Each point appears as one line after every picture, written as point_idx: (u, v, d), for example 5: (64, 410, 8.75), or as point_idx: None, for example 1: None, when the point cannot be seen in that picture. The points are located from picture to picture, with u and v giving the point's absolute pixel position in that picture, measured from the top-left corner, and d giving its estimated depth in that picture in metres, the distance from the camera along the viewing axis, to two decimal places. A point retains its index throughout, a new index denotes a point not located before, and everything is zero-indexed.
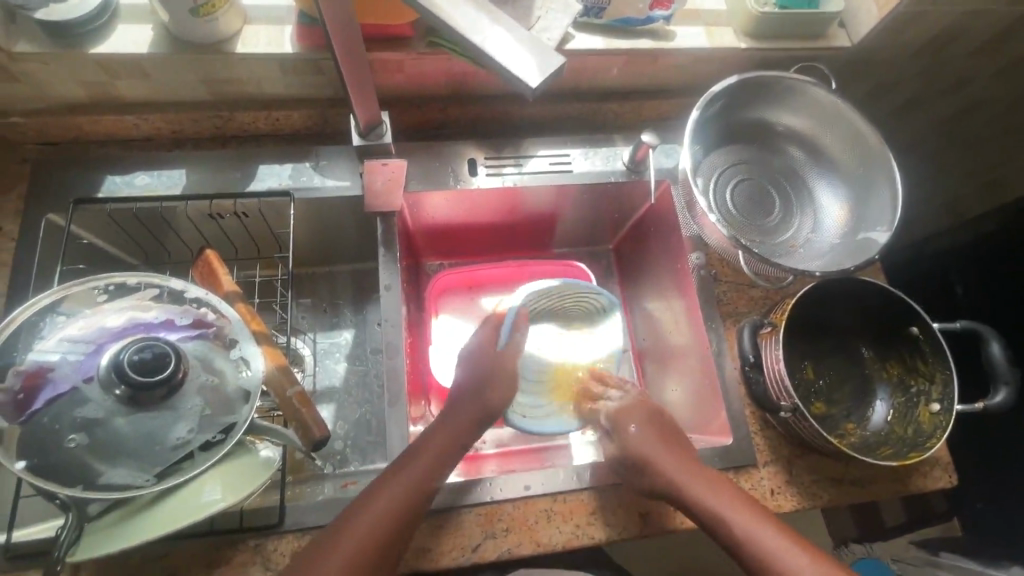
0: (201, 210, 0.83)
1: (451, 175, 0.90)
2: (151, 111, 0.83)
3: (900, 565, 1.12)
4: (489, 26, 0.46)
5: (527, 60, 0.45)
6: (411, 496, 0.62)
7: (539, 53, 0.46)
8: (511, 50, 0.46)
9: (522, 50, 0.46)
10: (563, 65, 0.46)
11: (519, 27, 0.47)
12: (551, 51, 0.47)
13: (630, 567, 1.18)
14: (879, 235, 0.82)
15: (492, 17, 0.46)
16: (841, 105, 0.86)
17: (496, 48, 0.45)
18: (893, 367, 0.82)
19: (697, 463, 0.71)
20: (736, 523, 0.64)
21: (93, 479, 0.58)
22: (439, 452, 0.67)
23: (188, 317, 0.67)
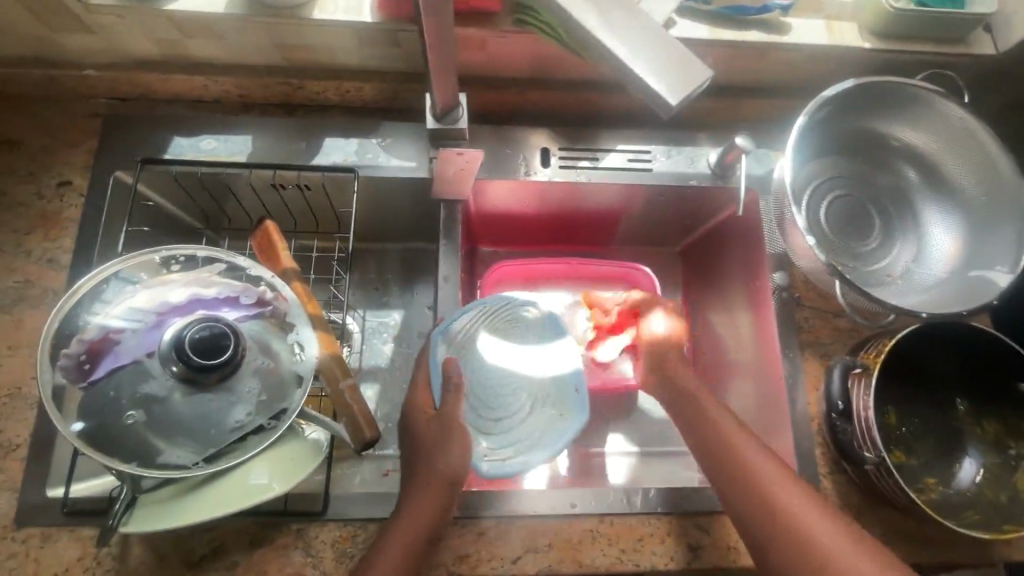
0: (264, 179, 0.81)
1: (522, 164, 0.84)
2: (222, 72, 0.80)
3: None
4: (633, 34, 0.47)
5: (670, 74, 0.45)
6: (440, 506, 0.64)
7: (684, 63, 0.46)
8: (653, 60, 0.46)
9: (660, 66, 0.46)
10: (709, 78, 0.45)
11: (664, 36, 0.47)
12: (694, 63, 0.46)
13: None
14: (998, 276, 0.73)
15: (637, 26, 0.47)
16: (977, 124, 0.75)
17: (638, 58, 0.46)
18: (989, 424, 0.75)
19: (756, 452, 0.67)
20: None
21: (148, 456, 0.57)
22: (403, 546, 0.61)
23: (248, 295, 0.65)
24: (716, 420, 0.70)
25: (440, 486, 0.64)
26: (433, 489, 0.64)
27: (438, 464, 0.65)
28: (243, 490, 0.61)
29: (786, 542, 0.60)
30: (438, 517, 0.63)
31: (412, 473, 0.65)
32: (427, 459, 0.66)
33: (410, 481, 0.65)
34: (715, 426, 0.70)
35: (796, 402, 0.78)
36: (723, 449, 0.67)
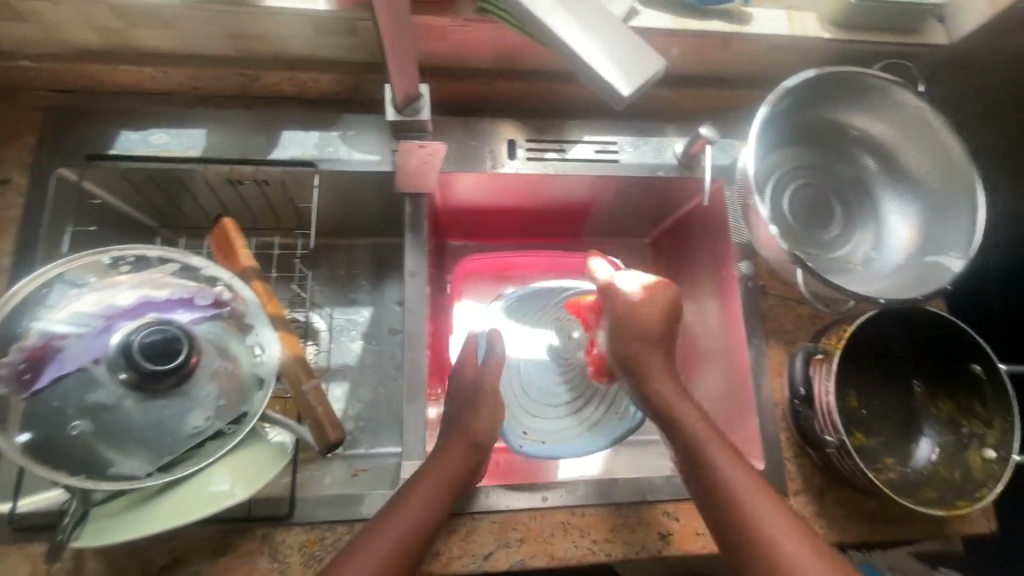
0: (220, 174, 0.77)
1: (488, 156, 0.83)
2: (171, 63, 0.77)
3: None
4: (587, 24, 0.47)
5: (622, 64, 0.45)
6: (468, 463, 0.66)
7: (639, 52, 0.46)
8: (608, 50, 0.45)
9: (614, 56, 0.45)
10: (662, 70, 0.45)
11: (619, 27, 0.47)
12: (648, 53, 0.46)
13: None
14: (951, 261, 0.75)
15: (593, 16, 0.47)
16: (931, 113, 0.77)
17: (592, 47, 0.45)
18: (944, 404, 0.77)
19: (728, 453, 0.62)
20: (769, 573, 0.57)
21: (98, 468, 0.54)
22: (422, 506, 0.60)
23: (204, 295, 0.62)
24: (698, 416, 0.65)
25: (468, 446, 0.67)
26: (461, 450, 0.66)
27: (472, 426, 0.68)
28: (202, 498, 0.59)
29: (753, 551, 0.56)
30: (460, 481, 0.64)
31: (447, 435, 0.68)
32: (460, 422, 0.68)
33: (443, 443, 0.67)
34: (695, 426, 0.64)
35: (762, 389, 0.79)
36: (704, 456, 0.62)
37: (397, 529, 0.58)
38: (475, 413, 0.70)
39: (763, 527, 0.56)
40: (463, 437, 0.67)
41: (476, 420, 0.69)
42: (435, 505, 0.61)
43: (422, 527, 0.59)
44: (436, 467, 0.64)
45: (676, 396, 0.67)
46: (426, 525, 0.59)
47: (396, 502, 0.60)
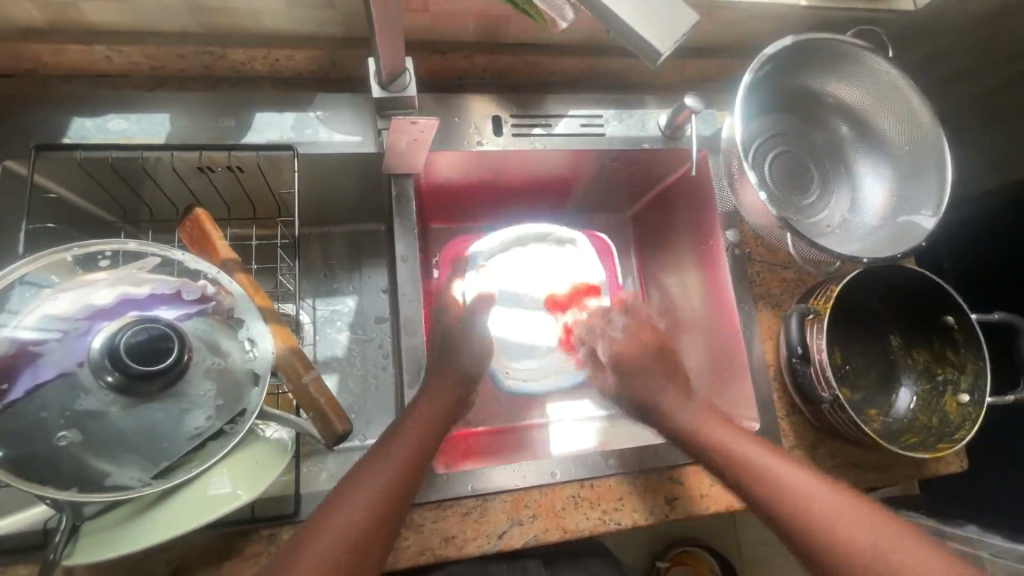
0: (189, 162, 0.72)
1: (474, 134, 0.81)
2: (127, 42, 0.70)
3: None
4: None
5: (653, 18, 0.42)
6: (451, 402, 0.70)
7: (666, 5, 0.42)
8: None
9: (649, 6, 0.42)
10: (695, 21, 0.43)
11: None
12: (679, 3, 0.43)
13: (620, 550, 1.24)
14: (924, 220, 0.79)
15: None
16: (900, 78, 0.80)
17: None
18: (920, 355, 0.82)
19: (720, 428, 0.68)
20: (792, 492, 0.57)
21: (91, 479, 0.51)
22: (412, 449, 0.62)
23: (188, 289, 0.59)
24: (710, 421, 0.70)
25: (453, 383, 0.72)
26: (447, 396, 0.70)
27: (453, 364, 0.74)
28: (204, 503, 0.56)
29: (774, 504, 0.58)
30: (440, 434, 0.67)
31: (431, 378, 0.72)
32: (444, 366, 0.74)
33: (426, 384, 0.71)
34: (727, 437, 0.66)
35: (755, 351, 0.81)
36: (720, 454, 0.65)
37: (392, 468, 0.59)
38: (460, 356, 0.77)
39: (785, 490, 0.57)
40: (450, 373, 0.73)
41: (458, 362, 0.75)
42: (423, 449, 0.63)
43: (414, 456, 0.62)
44: (422, 415, 0.67)
45: (677, 406, 0.74)
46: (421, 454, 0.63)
47: (379, 449, 0.61)
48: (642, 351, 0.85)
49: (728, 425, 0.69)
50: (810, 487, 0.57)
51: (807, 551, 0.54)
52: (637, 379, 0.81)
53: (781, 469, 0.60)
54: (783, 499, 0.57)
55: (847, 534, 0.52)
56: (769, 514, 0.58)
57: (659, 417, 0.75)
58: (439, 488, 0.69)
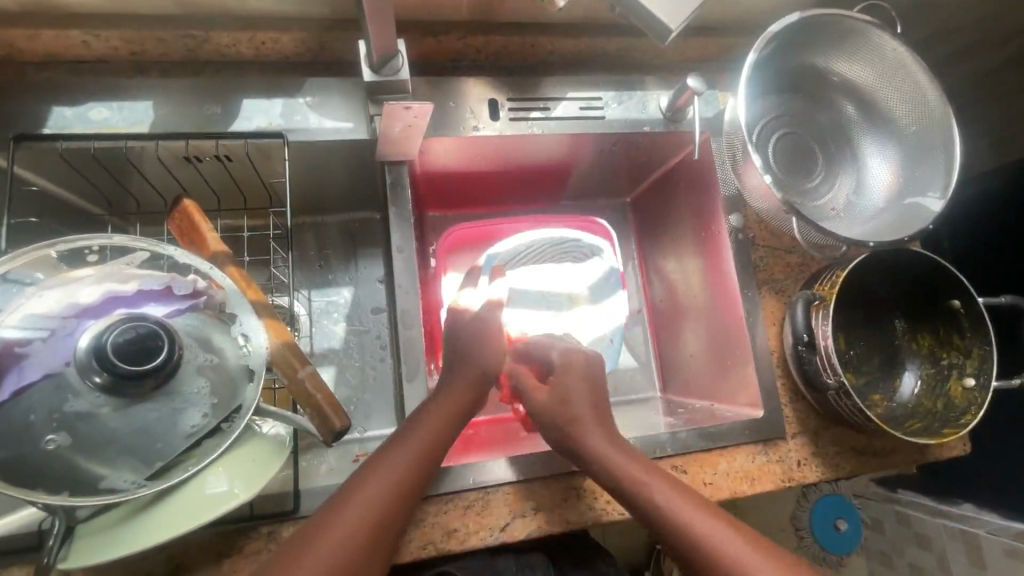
0: (175, 151, 0.70)
1: (469, 118, 0.78)
2: (105, 26, 0.67)
3: (861, 500, 1.32)
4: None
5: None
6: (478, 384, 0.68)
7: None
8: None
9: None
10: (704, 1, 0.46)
11: None
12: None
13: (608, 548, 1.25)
14: (931, 202, 0.78)
15: None
16: (909, 56, 0.78)
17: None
18: (925, 339, 0.81)
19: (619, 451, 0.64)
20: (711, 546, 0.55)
21: (85, 482, 0.49)
22: (432, 434, 0.62)
23: (178, 284, 0.57)
24: (604, 438, 0.65)
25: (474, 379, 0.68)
26: (470, 381, 0.67)
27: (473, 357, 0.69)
28: (202, 501, 0.55)
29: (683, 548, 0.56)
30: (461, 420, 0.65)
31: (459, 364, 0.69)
32: (465, 352, 0.69)
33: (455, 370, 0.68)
34: (654, 484, 0.61)
35: (758, 338, 0.80)
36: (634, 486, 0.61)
37: (409, 453, 0.59)
38: (481, 349, 0.70)
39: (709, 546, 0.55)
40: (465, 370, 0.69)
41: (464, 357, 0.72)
42: (444, 431, 0.63)
43: (438, 442, 0.62)
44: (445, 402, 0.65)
45: (610, 447, 0.65)
46: (443, 440, 0.62)
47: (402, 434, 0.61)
48: (580, 386, 0.70)
49: (664, 475, 0.62)
50: (728, 548, 0.55)
51: None
52: (566, 412, 0.67)
53: (697, 518, 0.57)
54: (699, 551, 0.55)
55: None
56: (689, 564, 0.56)
57: (579, 458, 0.65)
58: (440, 481, 0.68)
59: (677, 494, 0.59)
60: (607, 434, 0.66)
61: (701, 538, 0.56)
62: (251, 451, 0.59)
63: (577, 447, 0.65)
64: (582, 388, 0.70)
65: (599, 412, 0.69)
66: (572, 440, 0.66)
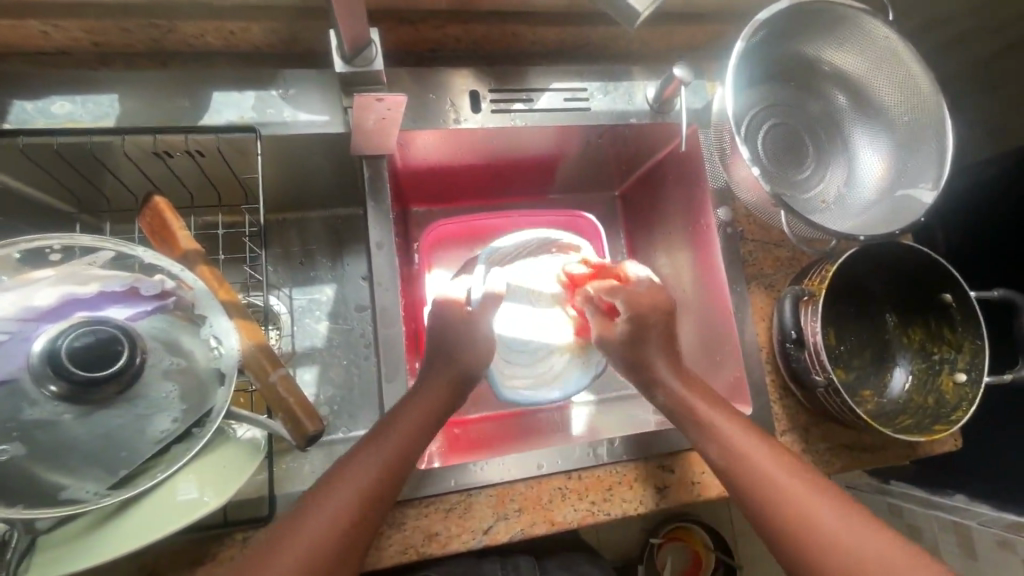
0: (143, 146, 0.67)
1: (450, 110, 0.76)
2: (64, 16, 0.64)
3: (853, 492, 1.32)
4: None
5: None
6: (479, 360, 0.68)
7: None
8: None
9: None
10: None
11: None
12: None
13: (602, 547, 1.24)
14: (923, 193, 0.76)
15: None
16: (902, 44, 0.76)
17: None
18: (916, 333, 0.80)
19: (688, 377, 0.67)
20: (759, 470, 0.58)
21: (43, 494, 0.47)
22: (417, 420, 0.61)
23: (144, 285, 0.55)
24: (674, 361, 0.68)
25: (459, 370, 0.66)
26: (450, 376, 0.65)
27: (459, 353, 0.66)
28: (170, 510, 0.53)
29: (732, 469, 0.60)
30: (446, 409, 0.64)
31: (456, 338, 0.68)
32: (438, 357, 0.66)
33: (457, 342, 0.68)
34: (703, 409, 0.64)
35: (747, 334, 0.79)
36: (693, 410, 0.64)
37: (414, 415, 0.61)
38: (465, 342, 0.68)
39: (758, 468, 0.58)
40: (452, 370, 0.65)
41: None
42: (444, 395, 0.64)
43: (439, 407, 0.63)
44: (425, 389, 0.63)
45: (669, 369, 0.68)
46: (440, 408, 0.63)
47: (390, 417, 0.60)
48: (655, 310, 0.70)
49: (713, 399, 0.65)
50: (773, 471, 0.57)
51: (764, 521, 0.56)
52: (643, 339, 0.69)
53: (748, 444, 0.60)
54: (747, 474, 0.58)
55: (808, 522, 0.53)
56: (736, 485, 0.59)
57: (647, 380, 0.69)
58: (420, 484, 0.66)
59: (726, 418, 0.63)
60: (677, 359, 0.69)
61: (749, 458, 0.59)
62: (222, 459, 0.57)
63: (647, 373, 0.68)
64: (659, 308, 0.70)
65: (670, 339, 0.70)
66: (642, 371, 0.69)
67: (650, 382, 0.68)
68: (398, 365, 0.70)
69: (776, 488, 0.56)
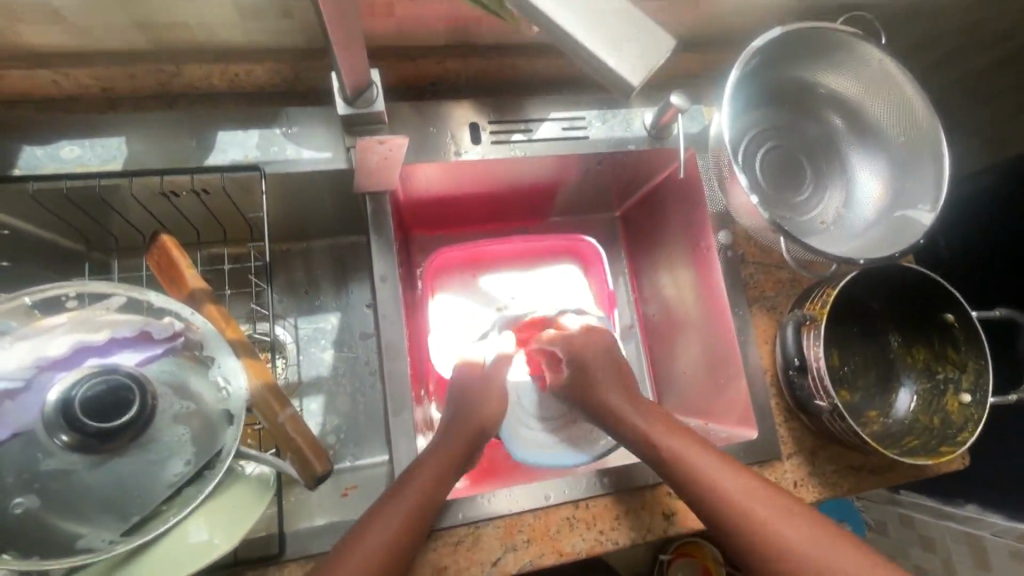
0: (150, 187, 0.68)
1: (450, 143, 0.77)
2: (72, 63, 0.65)
3: (863, 503, 1.32)
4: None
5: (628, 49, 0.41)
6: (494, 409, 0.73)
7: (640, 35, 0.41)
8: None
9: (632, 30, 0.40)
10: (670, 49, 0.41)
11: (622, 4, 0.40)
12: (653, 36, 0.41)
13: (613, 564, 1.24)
14: (922, 215, 0.76)
15: None
16: (895, 67, 0.77)
17: (595, 13, 0.40)
18: (920, 353, 0.80)
19: (636, 403, 0.70)
20: (724, 493, 0.59)
21: (58, 543, 0.48)
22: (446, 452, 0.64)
23: (155, 329, 0.56)
24: (620, 389, 0.72)
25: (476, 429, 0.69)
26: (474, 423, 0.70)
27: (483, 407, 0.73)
28: (183, 553, 0.54)
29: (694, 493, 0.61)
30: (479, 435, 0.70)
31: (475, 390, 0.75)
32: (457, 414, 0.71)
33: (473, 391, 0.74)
34: (659, 436, 0.65)
35: (751, 357, 0.79)
36: (648, 435, 0.66)
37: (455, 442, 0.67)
38: (477, 399, 0.73)
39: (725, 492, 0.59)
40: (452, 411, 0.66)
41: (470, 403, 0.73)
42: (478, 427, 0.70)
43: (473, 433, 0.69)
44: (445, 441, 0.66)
45: (628, 405, 0.70)
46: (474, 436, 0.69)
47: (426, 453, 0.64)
48: (596, 355, 0.76)
49: (668, 423, 0.67)
50: (738, 491, 0.59)
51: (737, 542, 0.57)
52: (587, 382, 0.74)
53: (707, 465, 0.61)
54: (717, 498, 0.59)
55: (780, 541, 0.55)
56: (705, 512, 0.60)
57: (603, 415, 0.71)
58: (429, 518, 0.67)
59: (681, 441, 0.64)
60: (628, 391, 0.72)
61: (711, 475, 0.60)
62: (233, 501, 0.57)
63: (601, 408, 0.71)
64: (598, 349, 0.77)
65: (620, 381, 0.73)
66: (596, 402, 0.72)
67: (603, 412, 0.71)
68: (404, 396, 0.71)
69: (749, 511, 0.57)
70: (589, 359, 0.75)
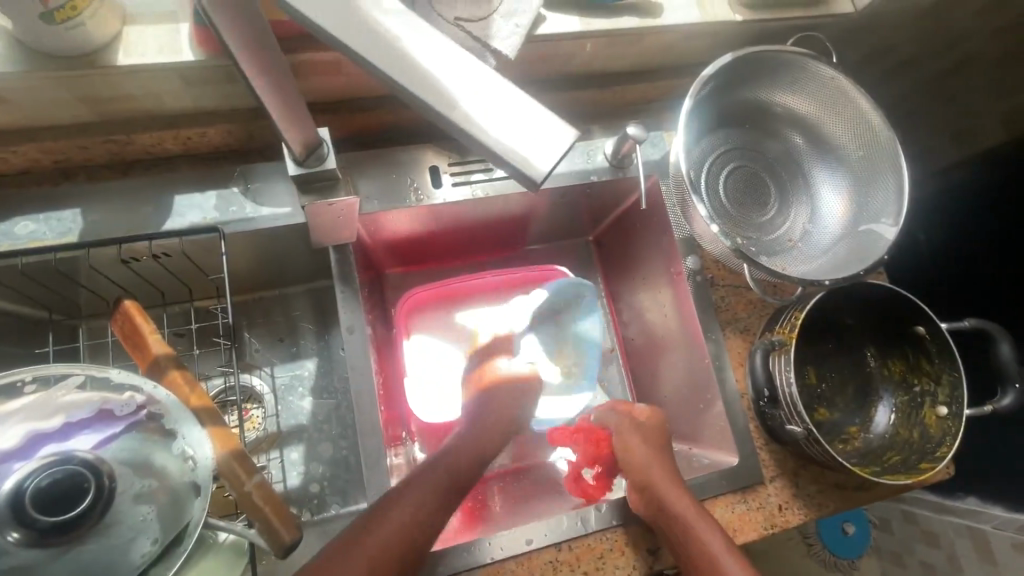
0: (108, 255, 0.68)
1: (412, 189, 0.77)
2: (19, 140, 0.65)
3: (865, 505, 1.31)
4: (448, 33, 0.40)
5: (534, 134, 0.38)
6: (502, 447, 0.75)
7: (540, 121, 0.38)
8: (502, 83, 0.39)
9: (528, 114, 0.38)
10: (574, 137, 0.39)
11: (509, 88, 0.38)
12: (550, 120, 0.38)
13: None
14: (885, 229, 0.76)
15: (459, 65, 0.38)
16: (846, 82, 0.77)
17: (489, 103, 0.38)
18: (896, 365, 0.80)
19: (666, 470, 0.70)
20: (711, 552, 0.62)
21: None
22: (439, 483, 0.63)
23: (115, 405, 0.55)
24: (658, 459, 0.71)
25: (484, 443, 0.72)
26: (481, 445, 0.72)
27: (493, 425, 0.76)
28: None
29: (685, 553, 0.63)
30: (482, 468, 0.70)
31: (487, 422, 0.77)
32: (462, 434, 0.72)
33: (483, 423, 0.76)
34: (667, 490, 0.67)
35: (727, 382, 0.79)
36: (661, 494, 0.67)
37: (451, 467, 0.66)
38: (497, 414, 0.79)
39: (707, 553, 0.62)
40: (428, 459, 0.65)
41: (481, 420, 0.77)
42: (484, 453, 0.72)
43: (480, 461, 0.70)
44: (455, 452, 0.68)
45: (665, 476, 0.68)
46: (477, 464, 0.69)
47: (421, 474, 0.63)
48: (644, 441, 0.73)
49: (675, 479, 0.68)
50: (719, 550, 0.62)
51: None
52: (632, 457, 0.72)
53: (702, 527, 0.64)
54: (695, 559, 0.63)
55: None
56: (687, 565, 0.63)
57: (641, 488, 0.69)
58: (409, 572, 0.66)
59: (681, 496, 0.66)
60: (663, 464, 0.71)
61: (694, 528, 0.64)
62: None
63: (645, 481, 0.68)
64: (639, 427, 0.75)
65: (658, 450, 0.73)
66: (640, 473, 0.70)
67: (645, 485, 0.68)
68: (379, 446, 0.70)
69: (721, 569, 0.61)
70: (637, 441, 0.73)
